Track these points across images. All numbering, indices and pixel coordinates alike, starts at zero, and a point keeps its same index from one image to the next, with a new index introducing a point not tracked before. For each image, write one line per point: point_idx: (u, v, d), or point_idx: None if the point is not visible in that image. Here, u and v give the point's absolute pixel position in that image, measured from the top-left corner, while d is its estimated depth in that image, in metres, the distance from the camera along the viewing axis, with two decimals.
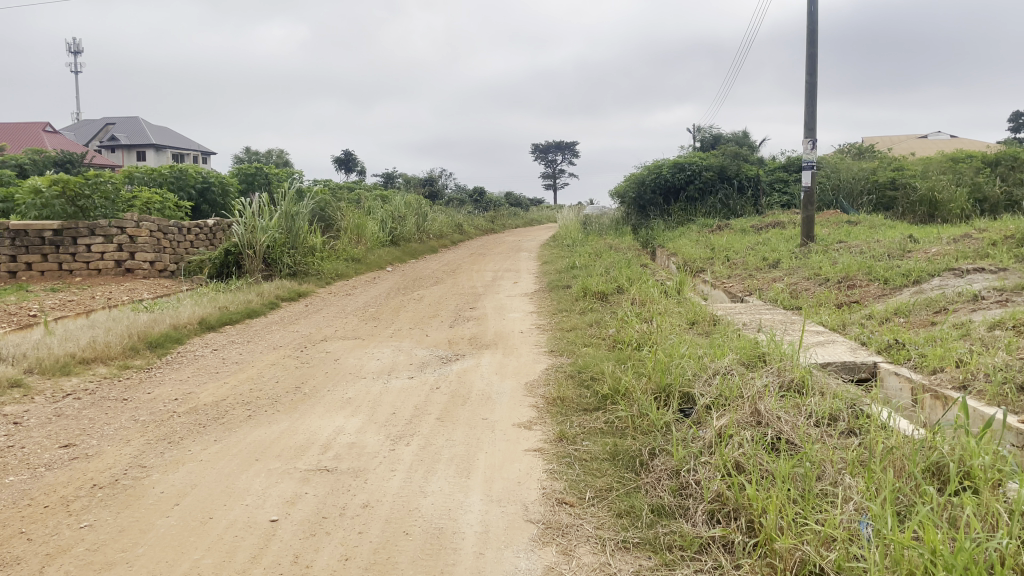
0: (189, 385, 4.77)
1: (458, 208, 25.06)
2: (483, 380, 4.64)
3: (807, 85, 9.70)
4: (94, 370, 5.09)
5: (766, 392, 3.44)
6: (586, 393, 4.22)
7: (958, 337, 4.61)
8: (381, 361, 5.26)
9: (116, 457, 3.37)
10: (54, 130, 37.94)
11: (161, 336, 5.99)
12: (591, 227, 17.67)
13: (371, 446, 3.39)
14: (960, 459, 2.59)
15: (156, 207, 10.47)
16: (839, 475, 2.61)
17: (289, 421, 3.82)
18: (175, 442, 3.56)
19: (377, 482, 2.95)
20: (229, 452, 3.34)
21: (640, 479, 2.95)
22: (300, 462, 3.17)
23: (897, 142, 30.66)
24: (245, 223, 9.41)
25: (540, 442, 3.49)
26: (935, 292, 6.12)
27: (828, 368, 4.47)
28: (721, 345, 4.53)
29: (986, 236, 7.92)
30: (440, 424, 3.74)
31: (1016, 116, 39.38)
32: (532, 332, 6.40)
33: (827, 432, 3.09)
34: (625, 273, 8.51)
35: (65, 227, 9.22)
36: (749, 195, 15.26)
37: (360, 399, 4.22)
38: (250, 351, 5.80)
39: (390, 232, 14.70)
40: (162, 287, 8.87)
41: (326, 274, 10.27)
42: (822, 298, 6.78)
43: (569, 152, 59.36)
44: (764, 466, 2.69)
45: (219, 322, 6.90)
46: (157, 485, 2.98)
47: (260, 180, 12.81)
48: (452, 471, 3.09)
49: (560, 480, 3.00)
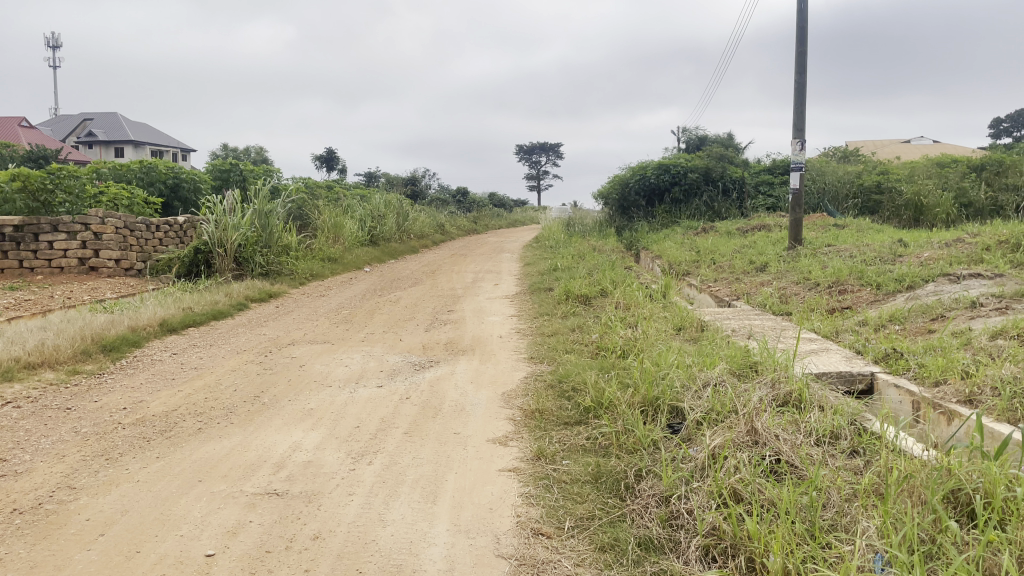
0: (141, 393, 4.43)
1: (439, 207, 24.67)
2: (457, 390, 4.33)
3: (796, 84, 9.46)
4: (40, 376, 4.72)
5: (763, 406, 3.16)
6: (566, 405, 3.92)
7: (959, 346, 4.36)
8: (349, 367, 4.94)
9: (45, 476, 3.02)
10: (27, 125, 37.25)
11: (117, 339, 5.64)
12: (574, 227, 17.37)
13: (328, 466, 3.07)
14: (981, 486, 2.33)
15: (124, 204, 10.01)
16: (850, 507, 2.35)
17: (242, 435, 3.49)
18: (113, 458, 3.23)
19: (331, 509, 2.63)
20: (171, 471, 3.02)
21: (624, 506, 2.66)
22: (247, 485, 2.85)
23: (879, 146, 30.79)
24: (216, 221, 9.05)
25: (515, 460, 3.19)
26: (931, 298, 5.88)
27: (824, 378, 4.20)
28: (710, 353, 4.25)
29: (979, 240, 7.70)
30: (408, 440, 3.43)
31: (997, 121, 39.62)
32: (512, 337, 6.11)
33: (829, 455, 2.82)
34: (609, 275, 8.23)
35: (26, 223, 8.84)
36: (734, 198, 15.04)
37: (323, 410, 3.90)
38: (211, 356, 5.46)
39: (370, 231, 14.32)
40: (126, 286, 8.51)
41: (299, 274, 9.92)
42: (813, 304, 6.54)
43: (554, 154, 59.20)
44: (765, 494, 2.41)
45: (183, 324, 6.54)
46: (84, 511, 2.65)
47: (235, 177, 12.41)
48: (418, 495, 2.78)
49: (536, 507, 2.70)
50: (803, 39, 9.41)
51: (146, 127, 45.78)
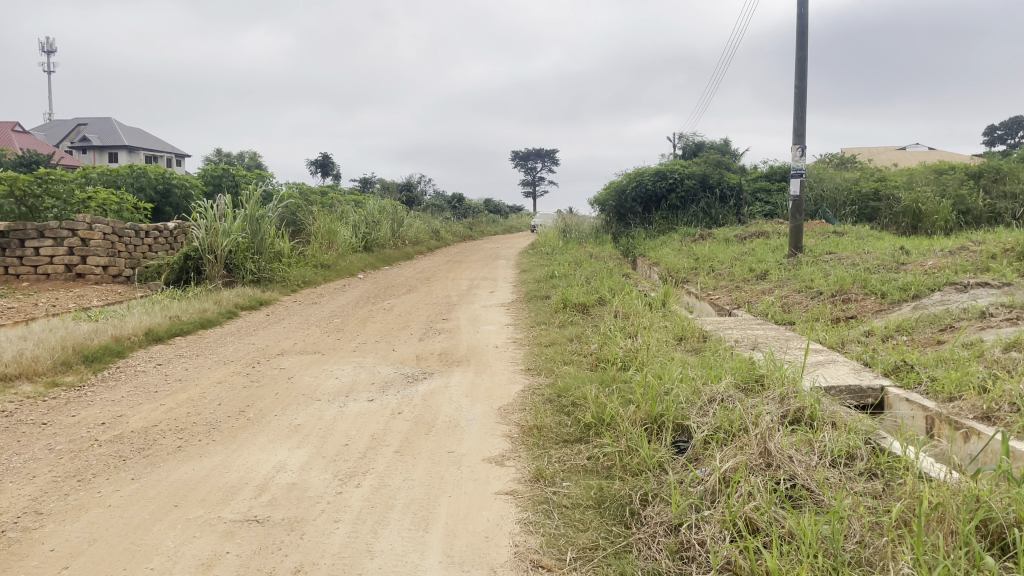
0: (122, 407, 4.24)
1: (434, 213, 24.47)
2: (451, 405, 4.14)
3: (796, 90, 9.32)
4: (17, 389, 4.52)
5: (775, 424, 2.99)
6: (566, 421, 3.74)
7: (972, 358, 4.18)
8: (340, 380, 4.75)
9: (12, 499, 2.83)
10: (21, 130, 37.11)
11: (99, 349, 5.44)
12: (570, 234, 17.22)
13: (314, 489, 2.89)
14: (1013, 515, 2.16)
15: (113, 209, 9.83)
16: (874, 538, 2.19)
17: (224, 454, 3.31)
18: (85, 480, 3.03)
19: (315, 538, 2.45)
20: (145, 496, 2.83)
21: (630, 534, 2.48)
22: (225, 511, 2.66)
23: (876, 154, 30.75)
24: (206, 226, 8.87)
25: (513, 482, 3.01)
26: (938, 308, 5.72)
27: (831, 392, 4.03)
28: (714, 366, 4.07)
29: (984, 248, 7.56)
30: (399, 459, 3.24)
31: (992, 128, 39.53)
32: (508, 347, 5.93)
33: (849, 478, 2.66)
34: (606, 283, 8.06)
35: (12, 228, 8.64)
36: (731, 205, 14.87)
37: (310, 427, 3.71)
38: (197, 367, 5.27)
39: (363, 237, 14.12)
40: (113, 293, 8.32)
41: (291, 281, 9.73)
42: (817, 313, 6.39)
43: (550, 161, 59.11)
44: (783, 525, 2.25)
45: (169, 333, 6.35)
46: (49, 540, 2.46)
47: (228, 182, 12.24)
48: (408, 522, 2.60)
49: (536, 535, 2.52)
50: (803, 44, 9.27)
51: (141, 132, 45.58)
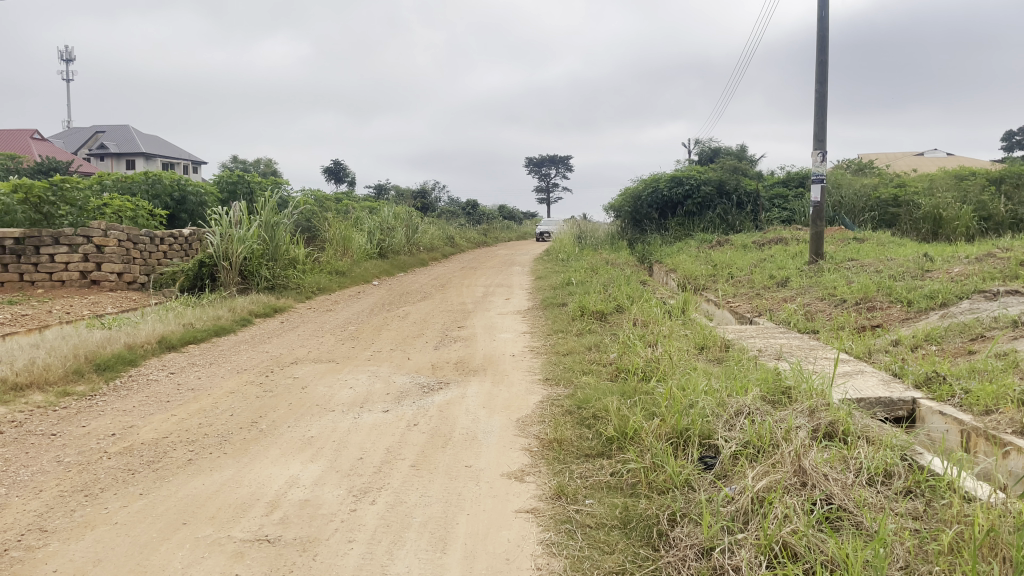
0: (133, 417, 4.16)
1: (448, 220, 24.40)
2: (468, 416, 4.03)
3: (816, 95, 9.17)
4: (28, 399, 4.45)
5: (807, 440, 2.86)
6: (587, 435, 3.62)
7: (1007, 370, 4.02)
8: (354, 390, 4.64)
9: (17, 515, 2.74)
10: (40, 138, 37.52)
11: (112, 357, 5.37)
12: (586, 240, 17.12)
13: (328, 506, 2.78)
14: None
15: (128, 216, 9.81)
16: (922, 565, 2.06)
17: (235, 468, 3.21)
18: (92, 495, 2.94)
19: (328, 560, 2.34)
20: (153, 512, 2.73)
21: (658, 556, 2.36)
22: (236, 529, 2.56)
23: (896, 159, 30.34)
24: (221, 232, 8.82)
25: (533, 499, 2.90)
26: (967, 317, 5.55)
27: (862, 403, 3.88)
28: (739, 376, 3.93)
29: (1011, 255, 7.38)
30: (415, 474, 3.13)
31: (1010, 134, 39.06)
32: (525, 356, 5.81)
33: (888, 498, 2.52)
34: (624, 290, 7.94)
35: (27, 235, 8.63)
36: (748, 211, 14.66)
37: (324, 439, 3.62)
38: (210, 376, 5.19)
39: (378, 244, 14.06)
40: (127, 300, 8.27)
41: (306, 287, 9.66)
42: (841, 321, 6.23)
43: (564, 167, 59.02)
44: (825, 550, 2.12)
45: (182, 341, 6.28)
46: (52, 560, 2.37)
47: (242, 188, 12.21)
48: (425, 542, 2.49)
49: (559, 557, 2.41)
50: (824, 48, 9.12)
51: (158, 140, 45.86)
